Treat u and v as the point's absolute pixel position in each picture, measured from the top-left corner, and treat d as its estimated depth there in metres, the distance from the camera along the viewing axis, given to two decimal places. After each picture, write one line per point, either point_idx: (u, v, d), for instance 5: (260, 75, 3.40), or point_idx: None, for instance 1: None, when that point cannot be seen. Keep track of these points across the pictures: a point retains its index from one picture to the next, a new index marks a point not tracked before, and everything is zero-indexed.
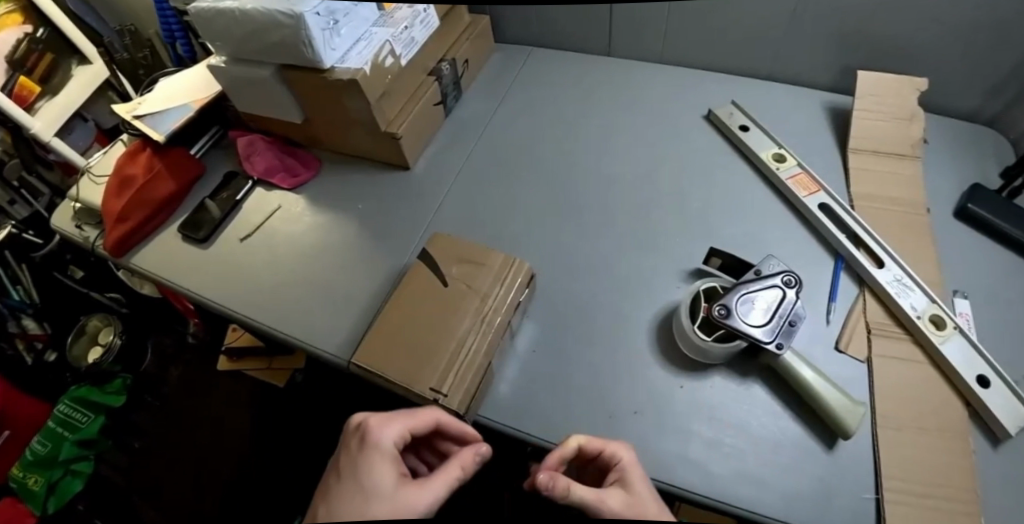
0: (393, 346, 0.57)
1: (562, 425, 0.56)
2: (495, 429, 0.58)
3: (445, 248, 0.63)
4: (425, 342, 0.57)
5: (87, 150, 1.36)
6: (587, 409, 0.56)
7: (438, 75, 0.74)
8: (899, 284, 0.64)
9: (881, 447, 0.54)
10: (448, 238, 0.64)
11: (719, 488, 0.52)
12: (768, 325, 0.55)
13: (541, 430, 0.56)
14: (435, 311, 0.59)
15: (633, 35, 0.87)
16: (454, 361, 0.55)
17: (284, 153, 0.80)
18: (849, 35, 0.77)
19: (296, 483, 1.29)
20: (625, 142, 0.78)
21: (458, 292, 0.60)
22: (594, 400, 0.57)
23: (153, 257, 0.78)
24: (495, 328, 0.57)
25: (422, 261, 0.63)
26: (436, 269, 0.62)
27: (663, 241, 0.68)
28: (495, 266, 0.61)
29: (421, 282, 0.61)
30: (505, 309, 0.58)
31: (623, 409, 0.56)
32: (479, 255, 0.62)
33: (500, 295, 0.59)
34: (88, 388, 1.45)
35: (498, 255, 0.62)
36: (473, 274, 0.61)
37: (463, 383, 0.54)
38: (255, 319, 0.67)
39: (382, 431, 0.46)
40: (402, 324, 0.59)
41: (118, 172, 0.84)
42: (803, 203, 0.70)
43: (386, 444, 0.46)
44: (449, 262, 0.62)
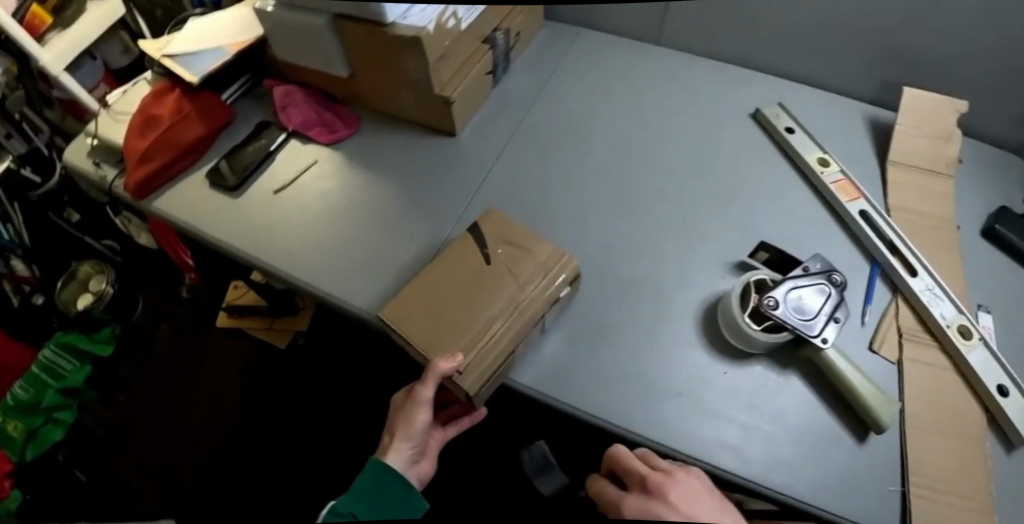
0: (423, 312, 0.57)
1: (604, 401, 0.55)
2: (533, 398, 0.57)
3: (496, 226, 0.63)
4: (455, 314, 0.56)
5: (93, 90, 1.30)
6: (631, 385, 0.56)
7: (492, 44, 0.73)
8: (930, 293, 0.66)
9: (908, 447, 0.56)
10: (499, 215, 0.64)
11: (757, 472, 0.53)
12: (816, 320, 0.57)
13: (582, 404, 0.55)
14: (472, 287, 0.58)
15: (684, 27, 0.86)
16: (477, 340, 0.54)
17: (323, 108, 0.78)
18: (898, 50, 0.77)
19: (288, 450, 1.27)
20: (671, 130, 0.78)
21: (499, 273, 0.59)
22: (638, 378, 0.57)
23: (177, 201, 0.75)
24: (526, 317, 0.56)
25: (470, 232, 0.62)
26: (481, 243, 0.61)
27: (705, 233, 0.68)
28: (541, 254, 0.60)
29: (462, 253, 0.61)
30: (542, 301, 0.57)
31: (667, 390, 0.56)
32: (528, 241, 0.61)
33: (540, 285, 0.58)
34: (76, 335, 1.40)
35: (547, 246, 0.61)
36: (518, 258, 0.60)
37: (484, 363, 0.53)
38: (290, 271, 0.66)
39: (416, 425, 0.59)
40: (435, 292, 0.58)
41: (144, 109, 0.81)
42: (846, 208, 0.71)
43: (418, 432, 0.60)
44: (495, 241, 0.61)
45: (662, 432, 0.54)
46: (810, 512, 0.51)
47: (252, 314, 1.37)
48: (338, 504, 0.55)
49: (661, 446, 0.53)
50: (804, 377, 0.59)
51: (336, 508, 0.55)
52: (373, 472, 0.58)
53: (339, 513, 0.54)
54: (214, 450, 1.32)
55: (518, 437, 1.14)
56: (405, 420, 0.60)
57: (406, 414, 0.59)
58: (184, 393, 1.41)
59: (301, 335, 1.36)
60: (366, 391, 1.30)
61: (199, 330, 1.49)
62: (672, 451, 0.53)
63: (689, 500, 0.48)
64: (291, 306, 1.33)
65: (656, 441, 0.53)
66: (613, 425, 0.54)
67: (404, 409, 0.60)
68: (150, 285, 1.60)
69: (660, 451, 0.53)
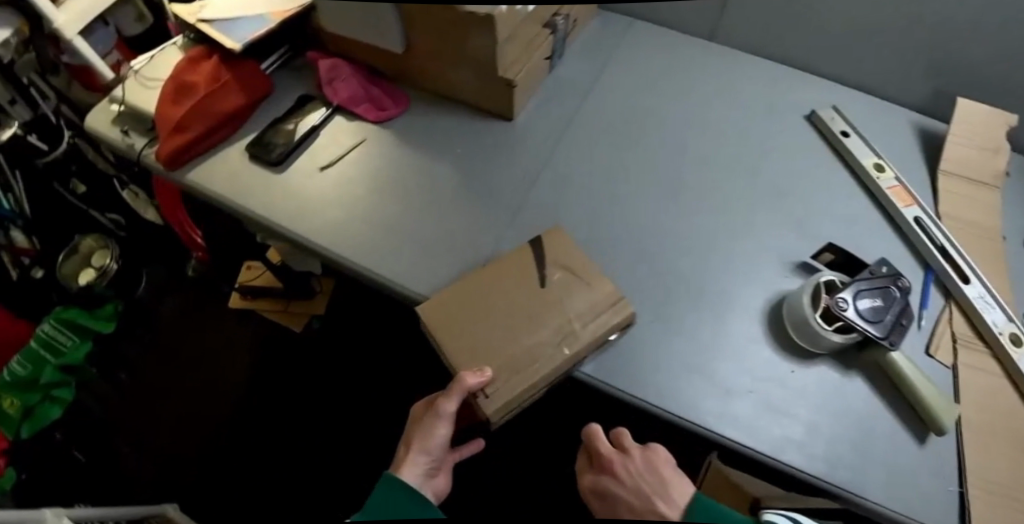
0: (464, 323, 0.55)
1: (679, 397, 0.56)
2: (598, 389, 0.57)
3: (557, 246, 0.59)
4: (497, 333, 0.55)
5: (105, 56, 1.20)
6: (698, 379, 0.57)
7: (554, 29, 0.71)
8: (983, 301, 0.67)
9: (964, 450, 0.57)
10: (561, 236, 0.60)
11: (823, 469, 0.54)
12: (885, 323, 0.58)
13: (651, 396, 0.55)
14: (521, 308, 0.56)
15: (740, 24, 0.85)
16: (509, 366, 0.53)
17: (370, 85, 0.76)
18: (953, 61, 0.77)
19: (297, 440, 1.21)
20: (726, 128, 0.77)
21: (550, 300, 0.56)
22: (706, 373, 0.58)
23: (214, 175, 0.72)
24: (563, 354, 0.53)
25: (529, 247, 0.60)
26: (537, 263, 0.58)
27: (761, 233, 0.68)
28: (598, 293, 0.57)
29: (515, 271, 0.58)
30: (586, 343, 0.54)
31: (738, 387, 0.57)
32: (587, 272, 0.58)
33: (589, 325, 0.55)
34: (77, 311, 1.30)
35: (607, 284, 0.57)
36: (574, 289, 0.57)
37: (511, 391, 0.52)
38: (343, 253, 0.64)
39: (435, 439, 0.57)
40: (479, 304, 0.56)
41: (177, 76, 0.77)
42: (901, 214, 0.71)
43: (436, 446, 0.58)
44: (555, 264, 0.58)
45: (731, 426, 0.55)
46: (874, 509, 0.53)
47: (267, 295, 1.33)
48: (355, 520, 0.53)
49: (729, 440, 0.54)
50: (865, 377, 0.61)
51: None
52: (388, 489, 0.55)
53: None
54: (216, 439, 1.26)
55: (540, 433, 1.12)
56: (425, 432, 0.58)
57: (424, 426, 0.57)
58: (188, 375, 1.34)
59: (316, 319, 1.32)
60: (382, 382, 1.25)
61: (205, 308, 1.42)
62: (740, 446, 0.54)
63: (636, 474, 0.62)
64: (305, 290, 1.27)
65: (724, 435, 0.54)
66: (683, 419, 0.55)
67: (423, 421, 0.58)
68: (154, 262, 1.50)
69: (728, 445, 0.54)
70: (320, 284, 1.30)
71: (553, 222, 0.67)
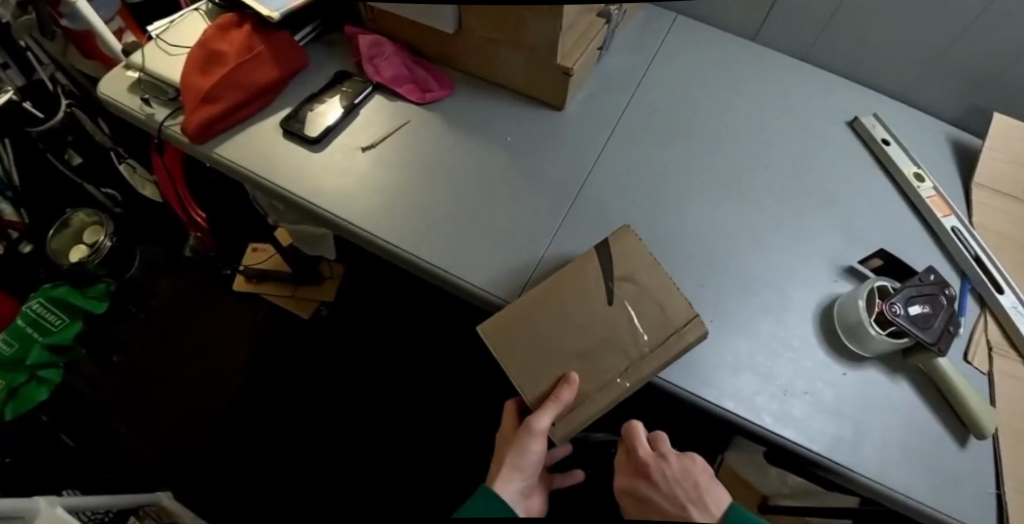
0: (530, 338, 0.54)
1: (735, 395, 0.56)
2: (648, 382, 0.56)
3: (624, 258, 0.57)
4: (563, 355, 0.54)
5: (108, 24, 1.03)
6: (751, 375, 0.57)
7: (608, 19, 0.69)
8: (1018, 311, 0.67)
9: (1003, 455, 0.58)
10: (631, 244, 0.57)
11: (873, 471, 0.54)
12: (936, 330, 0.57)
13: (704, 392, 0.56)
14: (588, 323, 0.55)
15: (784, 26, 0.85)
16: (579, 389, 0.53)
17: (412, 64, 0.75)
18: (990, 75, 0.79)
19: (299, 437, 1.12)
20: (772, 128, 0.77)
21: (618, 315, 0.55)
22: (760, 372, 0.58)
23: (244, 150, 0.69)
24: (634, 377, 0.53)
25: (595, 255, 0.57)
26: (603, 276, 0.56)
27: (809, 234, 0.68)
28: (671, 312, 0.54)
29: (579, 284, 0.56)
30: (657, 365, 0.52)
31: (793, 389, 0.57)
32: (659, 289, 0.55)
33: (662, 346, 0.53)
34: (68, 289, 1.17)
35: (682, 302, 0.54)
36: (644, 307, 0.55)
37: (583, 411, 0.52)
38: (386, 240, 0.62)
39: (530, 458, 0.54)
40: (544, 319, 0.55)
41: (205, 43, 0.71)
42: (942, 223, 0.71)
43: (532, 464, 0.54)
44: (624, 279, 0.56)
45: (783, 423, 0.55)
46: (920, 509, 0.54)
47: (273, 279, 1.27)
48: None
49: (779, 437, 0.54)
50: (908, 379, 0.61)
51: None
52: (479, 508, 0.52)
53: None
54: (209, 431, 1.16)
55: None
56: (519, 451, 0.53)
57: (517, 447, 0.53)
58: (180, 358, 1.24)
59: (326, 306, 1.24)
60: (395, 377, 1.17)
61: (202, 288, 1.32)
62: (790, 444, 0.54)
63: (673, 480, 0.55)
64: (315, 273, 1.23)
65: (777, 433, 0.54)
66: (734, 416, 0.55)
67: (515, 439, 0.54)
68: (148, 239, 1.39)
69: (777, 442, 0.55)
70: (328, 270, 1.25)
71: (604, 214, 0.65)
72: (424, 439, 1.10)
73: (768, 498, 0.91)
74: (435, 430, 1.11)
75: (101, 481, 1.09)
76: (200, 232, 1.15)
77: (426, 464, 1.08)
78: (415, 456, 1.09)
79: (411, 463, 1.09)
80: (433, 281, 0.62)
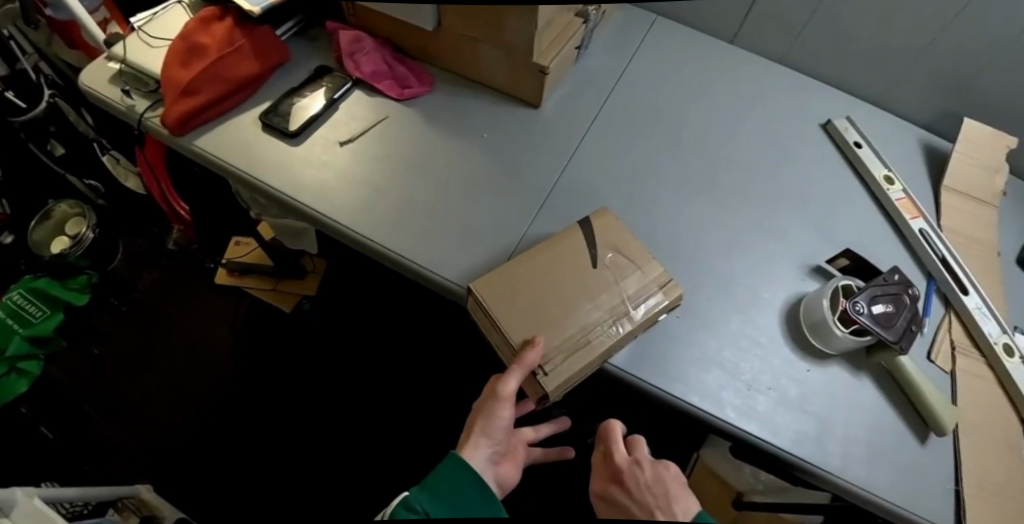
0: (516, 294, 0.55)
1: (702, 391, 0.57)
2: (616, 377, 0.57)
3: (608, 228, 0.60)
4: (551, 312, 0.55)
5: (93, 15, 1.02)
6: (719, 372, 0.59)
7: (586, 19, 0.71)
8: (980, 312, 0.70)
9: (962, 451, 0.60)
10: (610, 217, 0.61)
11: (836, 467, 0.56)
12: (897, 328, 0.58)
13: (673, 389, 0.57)
14: (574, 285, 0.56)
15: (760, 30, 0.87)
16: (569, 345, 0.53)
17: (393, 61, 0.75)
18: (960, 80, 0.82)
19: (282, 431, 1.13)
20: (747, 128, 0.78)
21: (601, 280, 0.57)
22: (727, 369, 0.59)
23: (224, 143, 0.69)
24: (620, 333, 0.54)
25: (579, 226, 0.60)
26: (587, 244, 0.59)
27: (779, 233, 0.70)
28: (650, 275, 0.58)
29: (566, 249, 0.59)
30: (638, 322, 0.55)
31: (759, 386, 0.59)
32: (637, 255, 0.59)
33: (641, 304, 0.56)
34: (47, 281, 1.19)
35: (657, 267, 0.58)
36: (625, 270, 0.58)
37: (567, 369, 0.52)
38: (363, 233, 0.62)
39: (498, 417, 0.56)
40: (531, 279, 0.56)
41: (186, 35, 0.71)
42: (909, 225, 0.73)
43: (499, 423, 0.57)
44: (606, 246, 0.59)
45: (749, 419, 0.57)
46: (881, 504, 0.55)
47: (256, 272, 1.27)
48: (413, 498, 0.51)
49: (744, 433, 0.56)
50: (873, 377, 0.63)
51: (411, 502, 0.51)
52: (451, 471, 0.54)
53: (414, 508, 0.50)
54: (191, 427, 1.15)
55: None
56: (488, 413, 0.56)
57: (487, 411, 0.57)
58: (161, 351, 1.23)
59: (307, 300, 1.26)
60: (379, 373, 1.17)
61: (185, 281, 1.31)
62: (754, 439, 0.56)
63: (645, 486, 0.55)
64: (298, 268, 1.25)
65: (742, 428, 0.56)
66: (701, 411, 0.56)
67: (484, 403, 0.57)
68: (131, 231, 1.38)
69: (742, 438, 0.56)
70: (310, 264, 1.28)
71: (579, 210, 0.66)
72: (406, 433, 1.11)
73: (742, 494, 0.90)
74: (417, 424, 1.12)
75: (79, 475, 1.08)
76: (182, 225, 1.15)
77: (407, 458, 1.09)
78: (396, 450, 1.10)
79: (393, 457, 1.10)
80: (405, 274, 0.62)
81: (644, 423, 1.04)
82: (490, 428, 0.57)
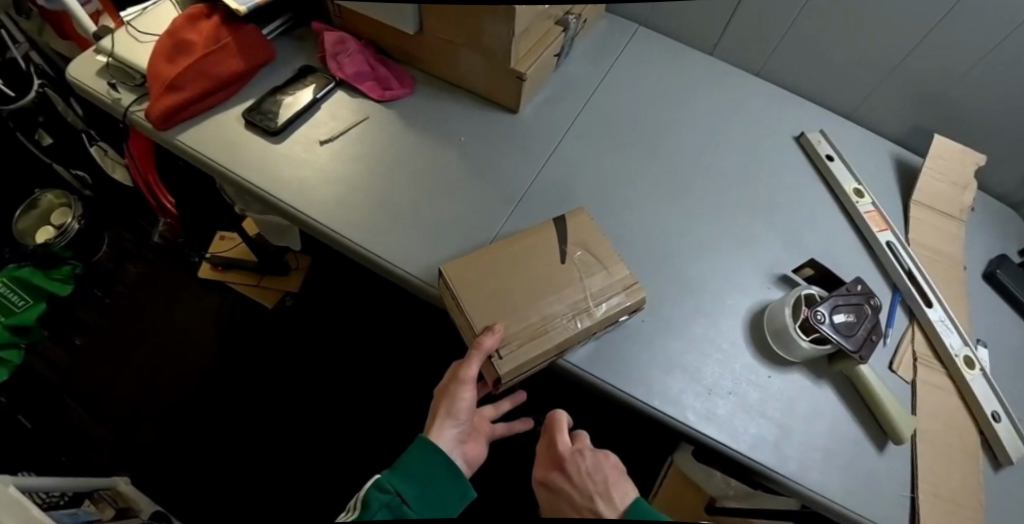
0: (484, 281, 0.57)
1: (665, 396, 0.58)
2: (580, 377, 0.59)
3: (581, 228, 0.61)
4: (516, 301, 0.56)
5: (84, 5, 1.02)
6: (683, 376, 0.60)
7: (566, 27, 0.73)
8: (943, 324, 0.72)
9: (919, 460, 0.62)
10: (585, 218, 0.62)
11: (793, 472, 0.58)
12: (856, 337, 0.60)
13: (637, 391, 0.58)
14: (541, 280, 0.58)
15: (738, 41, 0.90)
16: (529, 337, 0.54)
17: (376, 63, 0.77)
18: (932, 97, 0.84)
19: (263, 427, 1.13)
20: (723, 139, 0.80)
21: (568, 275, 0.58)
22: (691, 373, 0.60)
23: (206, 138, 0.70)
24: (580, 327, 0.55)
25: (554, 224, 0.62)
26: (560, 239, 0.60)
27: (748, 241, 0.72)
28: (616, 275, 0.59)
29: (537, 243, 0.60)
30: (599, 320, 0.56)
31: (720, 390, 0.60)
32: (605, 255, 0.60)
33: (603, 301, 0.57)
34: (31, 269, 1.20)
35: (624, 268, 0.60)
36: (591, 267, 0.59)
37: (522, 355, 0.53)
38: (336, 229, 0.63)
39: (461, 402, 0.57)
40: (499, 269, 0.58)
41: (174, 32, 0.72)
42: (876, 237, 0.75)
43: (463, 408, 0.58)
44: (577, 243, 0.60)
45: (711, 423, 0.58)
46: (835, 508, 0.57)
47: (241, 267, 1.28)
48: (385, 479, 0.54)
49: (704, 436, 0.57)
50: (834, 385, 0.64)
51: (383, 483, 0.54)
52: (420, 456, 0.55)
53: (386, 489, 0.54)
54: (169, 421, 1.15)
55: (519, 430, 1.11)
56: (451, 396, 0.57)
57: (450, 393, 0.57)
58: (143, 344, 1.23)
59: (290, 296, 1.26)
60: (361, 371, 1.18)
61: (169, 274, 1.31)
62: (714, 442, 0.57)
63: (585, 473, 0.60)
64: (282, 264, 1.26)
65: (702, 432, 0.57)
66: (662, 414, 0.57)
67: (448, 388, 0.58)
68: (117, 222, 1.37)
69: (702, 440, 0.58)
70: (294, 261, 1.29)
71: (552, 212, 0.68)
72: (385, 431, 1.12)
73: (714, 500, 0.89)
74: (397, 422, 1.13)
75: (56, 465, 1.08)
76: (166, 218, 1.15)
77: (385, 457, 1.10)
78: (375, 448, 1.11)
79: (372, 455, 1.10)
80: (377, 270, 0.63)
81: (619, 427, 1.06)
82: (455, 410, 0.58)
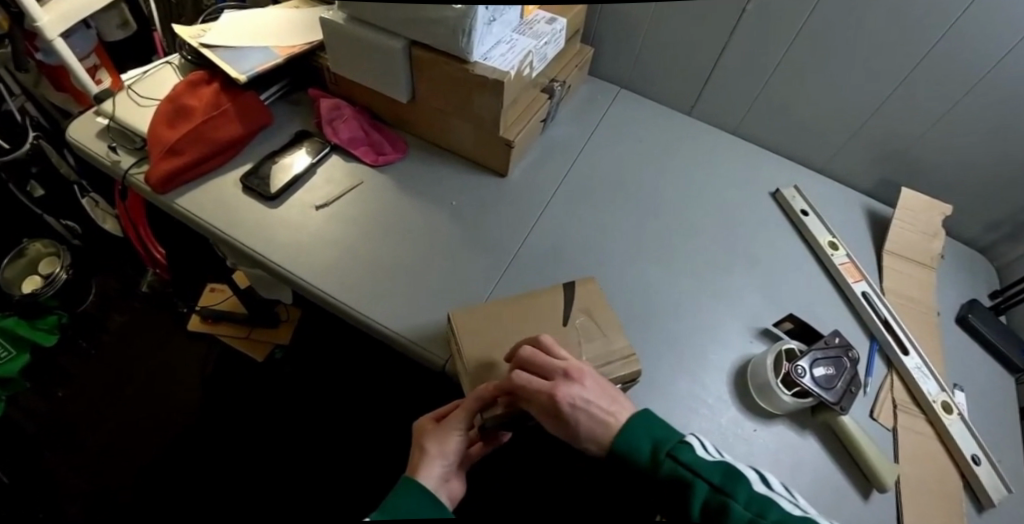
0: (482, 341, 0.58)
1: None
2: None
3: (584, 295, 0.63)
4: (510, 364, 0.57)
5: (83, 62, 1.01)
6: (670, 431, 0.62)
7: (550, 94, 0.79)
8: (920, 371, 0.74)
9: (903, 508, 0.63)
10: (587, 285, 0.64)
11: None
12: (835, 389, 0.63)
13: None
14: None
15: (713, 102, 0.96)
16: None
17: (370, 128, 0.80)
18: (895, 153, 0.90)
19: (251, 476, 1.11)
20: (702, 192, 0.85)
21: (566, 338, 0.60)
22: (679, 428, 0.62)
23: (203, 202, 0.72)
24: None
25: (558, 289, 0.64)
26: (563, 304, 0.62)
27: (730, 294, 0.75)
28: (615, 344, 0.60)
29: (539, 306, 0.62)
30: None
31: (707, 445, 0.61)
32: (602, 322, 0.61)
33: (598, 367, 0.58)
34: (15, 320, 1.16)
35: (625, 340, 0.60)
36: (591, 334, 0.60)
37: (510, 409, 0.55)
38: (328, 292, 0.65)
39: (453, 436, 0.54)
40: (494, 330, 0.59)
41: (175, 97, 0.76)
42: (851, 289, 0.79)
43: (454, 443, 0.54)
44: (578, 309, 0.62)
45: None
46: None
47: (230, 320, 1.28)
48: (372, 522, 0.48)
49: None
50: (820, 435, 0.66)
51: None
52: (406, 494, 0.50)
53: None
54: (150, 474, 1.11)
55: None
56: (443, 436, 0.54)
57: (442, 431, 0.54)
58: (128, 394, 1.21)
59: (280, 349, 1.26)
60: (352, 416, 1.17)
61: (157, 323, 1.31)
62: None
63: (591, 385, 0.51)
64: (274, 316, 1.27)
65: None
66: None
67: (438, 428, 0.55)
68: (104, 270, 1.37)
69: None
70: (285, 313, 1.30)
71: (542, 271, 0.70)
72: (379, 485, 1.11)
73: None
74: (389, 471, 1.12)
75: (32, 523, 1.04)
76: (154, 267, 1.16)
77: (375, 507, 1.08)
78: (366, 497, 1.09)
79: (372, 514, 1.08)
80: (368, 331, 0.64)
81: None
82: (445, 445, 0.54)
